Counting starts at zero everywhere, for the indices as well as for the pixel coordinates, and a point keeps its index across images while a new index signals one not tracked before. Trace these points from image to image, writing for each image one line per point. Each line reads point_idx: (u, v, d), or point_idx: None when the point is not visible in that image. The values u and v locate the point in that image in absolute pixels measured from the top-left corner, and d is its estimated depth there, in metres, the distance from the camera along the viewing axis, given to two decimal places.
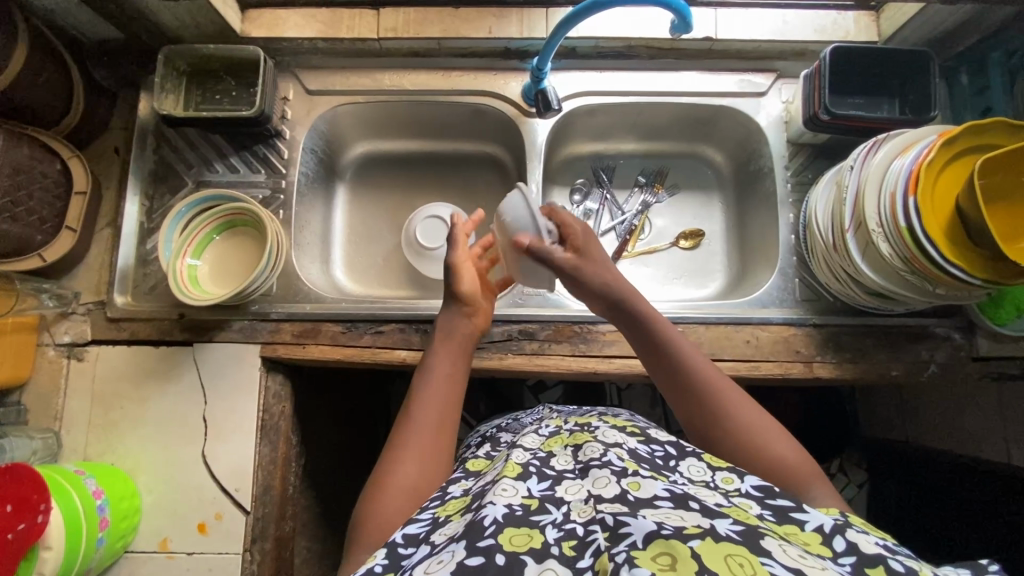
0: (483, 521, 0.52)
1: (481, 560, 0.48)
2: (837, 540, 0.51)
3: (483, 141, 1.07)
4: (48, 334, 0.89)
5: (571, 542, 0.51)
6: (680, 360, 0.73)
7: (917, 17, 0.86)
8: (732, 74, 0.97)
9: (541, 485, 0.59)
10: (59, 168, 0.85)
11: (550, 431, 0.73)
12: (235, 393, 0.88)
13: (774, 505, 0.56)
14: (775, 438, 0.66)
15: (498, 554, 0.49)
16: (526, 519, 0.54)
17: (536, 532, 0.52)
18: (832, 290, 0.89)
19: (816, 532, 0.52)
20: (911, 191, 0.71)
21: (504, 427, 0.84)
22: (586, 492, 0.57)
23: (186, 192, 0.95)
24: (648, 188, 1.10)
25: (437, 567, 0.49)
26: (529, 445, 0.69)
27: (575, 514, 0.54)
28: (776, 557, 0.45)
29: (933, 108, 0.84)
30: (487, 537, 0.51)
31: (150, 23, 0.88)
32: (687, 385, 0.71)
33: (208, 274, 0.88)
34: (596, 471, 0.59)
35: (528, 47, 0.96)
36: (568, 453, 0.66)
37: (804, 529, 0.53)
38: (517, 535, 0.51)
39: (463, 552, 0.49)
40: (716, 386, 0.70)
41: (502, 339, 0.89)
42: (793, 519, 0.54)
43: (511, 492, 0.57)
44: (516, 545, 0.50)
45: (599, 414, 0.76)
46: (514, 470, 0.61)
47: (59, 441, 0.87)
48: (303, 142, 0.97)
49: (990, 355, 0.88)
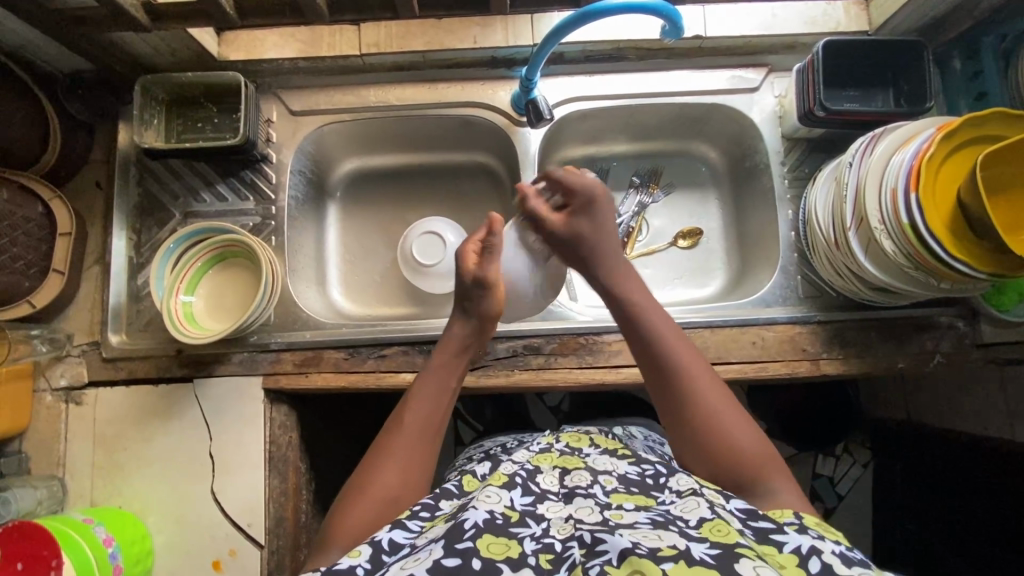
0: (463, 524, 0.53)
1: (458, 562, 0.49)
2: (813, 562, 0.50)
3: (474, 151, 1.05)
4: (44, 379, 0.87)
5: (548, 555, 0.51)
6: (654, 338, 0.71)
7: (908, 6, 0.84)
8: (723, 71, 0.95)
9: (525, 498, 0.59)
10: (41, 211, 0.83)
11: (540, 447, 0.71)
12: (240, 427, 0.87)
13: (756, 527, 0.55)
14: (738, 426, 0.66)
15: (473, 559, 0.49)
16: (505, 530, 0.54)
17: (513, 543, 0.52)
18: (835, 286, 0.88)
19: (793, 554, 0.51)
20: (913, 186, 0.70)
21: (506, 448, 0.81)
22: (567, 513, 0.57)
23: (174, 224, 0.93)
24: (643, 188, 1.08)
25: (413, 563, 0.49)
26: (519, 457, 0.68)
27: (554, 530, 0.54)
28: None
29: (928, 98, 0.84)
30: (465, 539, 0.51)
31: (123, 53, 0.85)
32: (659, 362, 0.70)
33: (205, 308, 0.87)
34: (580, 500, 0.58)
35: (515, 55, 0.94)
36: (555, 473, 0.64)
37: (781, 550, 0.52)
38: (495, 543, 0.52)
39: (441, 552, 0.50)
40: (690, 367, 0.69)
41: (507, 355, 0.88)
42: (772, 540, 0.53)
43: (494, 499, 0.57)
44: (493, 552, 0.51)
45: (591, 433, 0.75)
46: (500, 478, 0.61)
47: (64, 487, 0.86)
48: (291, 165, 0.95)
49: (993, 341, 0.88)
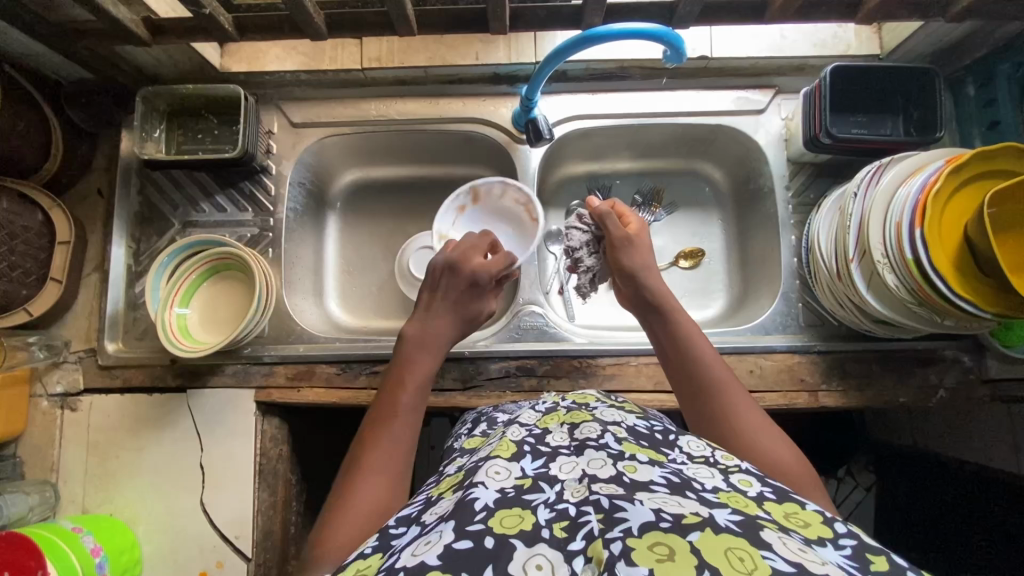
0: (473, 504, 0.48)
1: (469, 544, 0.44)
2: (839, 523, 0.47)
3: (475, 165, 1.05)
4: (40, 385, 0.88)
5: (562, 523, 0.46)
6: (688, 335, 0.73)
7: (920, 32, 0.82)
8: (728, 91, 0.94)
9: (535, 463, 0.56)
10: (40, 219, 0.83)
11: (546, 408, 0.69)
12: (231, 439, 0.87)
13: (775, 485, 0.53)
14: (774, 439, 0.61)
15: (486, 538, 0.45)
16: (518, 500, 0.49)
17: (527, 513, 0.48)
18: (836, 314, 0.87)
19: (816, 512, 0.49)
20: (918, 221, 0.68)
21: (501, 407, 0.79)
22: (580, 471, 0.53)
23: (173, 233, 0.93)
24: (645, 207, 1.07)
25: (424, 548, 0.45)
26: (525, 421, 0.66)
27: (569, 494, 0.50)
28: (777, 550, 0.41)
29: (938, 126, 0.81)
30: (477, 521, 0.46)
31: (127, 63, 0.86)
32: (688, 352, 0.71)
33: (196, 321, 0.87)
34: (592, 451, 0.55)
35: (517, 72, 0.93)
36: (563, 430, 0.62)
37: (804, 508, 0.49)
38: (508, 517, 0.47)
39: (451, 535, 0.45)
40: (725, 386, 0.67)
41: (500, 376, 0.87)
42: (793, 498, 0.50)
43: (503, 475, 0.54)
44: (506, 527, 0.46)
45: (599, 394, 0.72)
46: (507, 449, 0.58)
47: (56, 493, 0.86)
48: (290, 176, 0.95)
49: (1000, 377, 0.86)
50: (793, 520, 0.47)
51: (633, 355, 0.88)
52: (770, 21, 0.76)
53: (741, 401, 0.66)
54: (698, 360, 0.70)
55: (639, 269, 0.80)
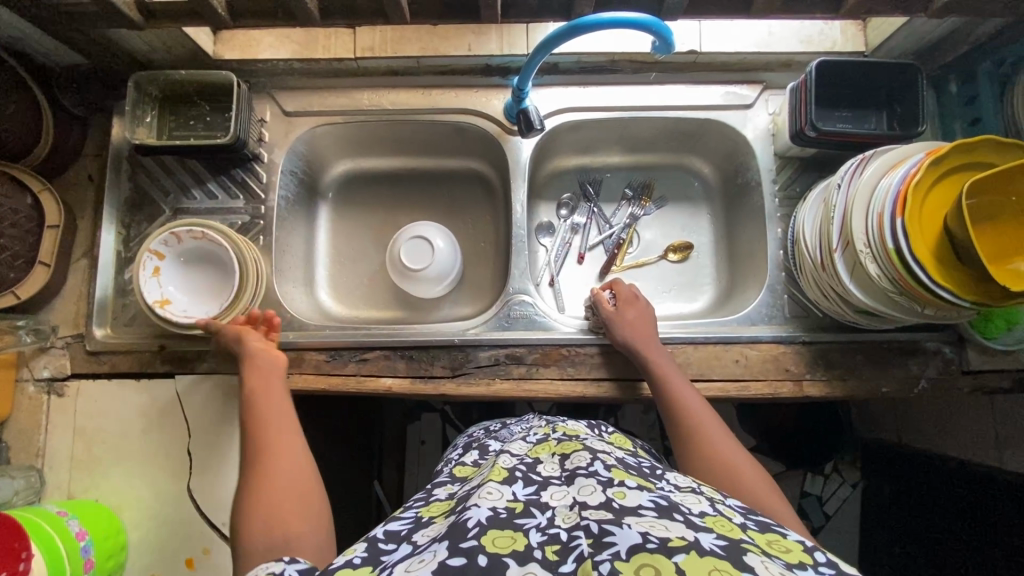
0: (466, 523, 0.49)
1: (463, 561, 0.45)
2: (820, 552, 0.47)
3: (468, 157, 1.06)
4: (27, 370, 0.88)
5: (554, 546, 0.47)
6: (686, 403, 0.77)
7: (904, 29, 0.84)
8: (717, 86, 0.95)
9: (527, 489, 0.56)
10: (30, 203, 0.83)
11: (538, 438, 0.71)
12: (219, 425, 0.87)
13: (757, 519, 0.53)
14: (755, 479, 0.66)
15: (479, 555, 0.46)
16: (510, 522, 0.50)
17: (519, 535, 0.49)
18: (822, 307, 0.88)
19: (798, 541, 0.49)
20: (899, 212, 0.69)
21: (492, 435, 0.80)
22: (571, 498, 0.54)
23: (163, 219, 0.93)
24: (635, 201, 1.08)
25: (418, 565, 0.46)
26: (516, 451, 0.67)
27: (559, 519, 0.51)
28: (758, 572, 0.42)
29: (920, 121, 0.83)
30: (470, 538, 0.48)
31: (119, 48, 0.86)
32: (687, 421, 0.75)
33: (175, 283, 0.86)
34: (582, 479, 0.56)
35: (509, 64, 0.94)
36: (554, 461, 0.63)
37: (787, 538, 0.50)
38: (500, 536, 0.48)
39: (445, 552, 0.46)
40: (711, 432, 0.73)
41: (489, 364, 0.88)
42: (775, 528, 0.51)
43: (496, 495, 0.54)
44: (498, 546, 0.47)
45: (592, 428, 0.74)
46: (500, 473, 0.58)
47: (42, 479, 0.86)
48: (282, 165, 0.95)
49: (980, 368, 0.88)
50: (775, 546, 0.48)
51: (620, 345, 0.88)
52: (757, 16, 0.78)
53: (726, 447, 0.71)
54: (689, 411, 0.76)
55: (635, 339, 0.84)
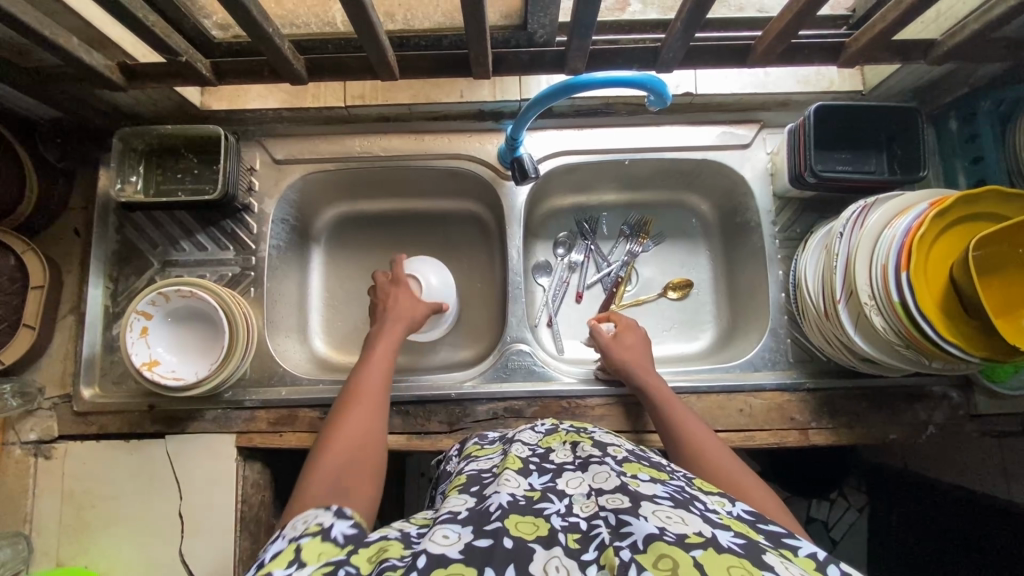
0: (488, 508, 0.48)
1: (489, 542, 0.44)
2: (832, 565, 0.42)
3: (462, 198, 1.04)
4: (14, 433, 0.85)
5: (575, 535, 0.46)
6: (684, 427, 0.75)
7: (902, 72, 0.83)
8: (713, 126, 0.94)
9: (542, 478, 0.55)
10: (13, 262, 0.82)
11: (546, 429, 0.69)
12: (211, 488, 0.84)
13: (766, 530, 0.48)
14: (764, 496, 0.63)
15: (504, 538, 0.44)
16: (530, 509, 0.49)
17: (541, 521, 0.47)
18: (824, 352, 0.86)
19: (809, 557, 0.44)
20: (904, 266, 0.67)
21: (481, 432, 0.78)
22: (587, 487, 0.52)
23: (152, 273, 0.91)
24: (633, 238, 1.06)
25: (443, 540, 0.44)
26: (528, 440, 0.66)
27: (578, 508, 0.49)
28: (779, 571, 0.40)
29: (921, 166, 0.81)
30: (493, 521, 0.46)
31: (104, 103, 0.84)
32: (690, 447, 0.72)
33: (165, 343, 0.84)
34: (596, 467, 0.55)
35: (502, 109, 0.93)
36: (566, 449, 0.62)
37: (796, 553, 0.44)
38: (523, 522, 0.46)
39: (470, 534, 0.45)
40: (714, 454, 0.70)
41: (488, 419, 0.86)
42: (786, 542, 0.46)
43: (514, 483, 0.53)
44: (523, 532, 0.45)
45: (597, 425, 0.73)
46: (515, 463, 0.57)
47: (29, 545, 0.83)
48: (272, 214, 0.93)
49: (987, 413, 0.86)
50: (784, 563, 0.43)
51: (621, 396, 0.87)
52: (755, 64, 0.76)
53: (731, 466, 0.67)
54: (692, 435, 0.73)
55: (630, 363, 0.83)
